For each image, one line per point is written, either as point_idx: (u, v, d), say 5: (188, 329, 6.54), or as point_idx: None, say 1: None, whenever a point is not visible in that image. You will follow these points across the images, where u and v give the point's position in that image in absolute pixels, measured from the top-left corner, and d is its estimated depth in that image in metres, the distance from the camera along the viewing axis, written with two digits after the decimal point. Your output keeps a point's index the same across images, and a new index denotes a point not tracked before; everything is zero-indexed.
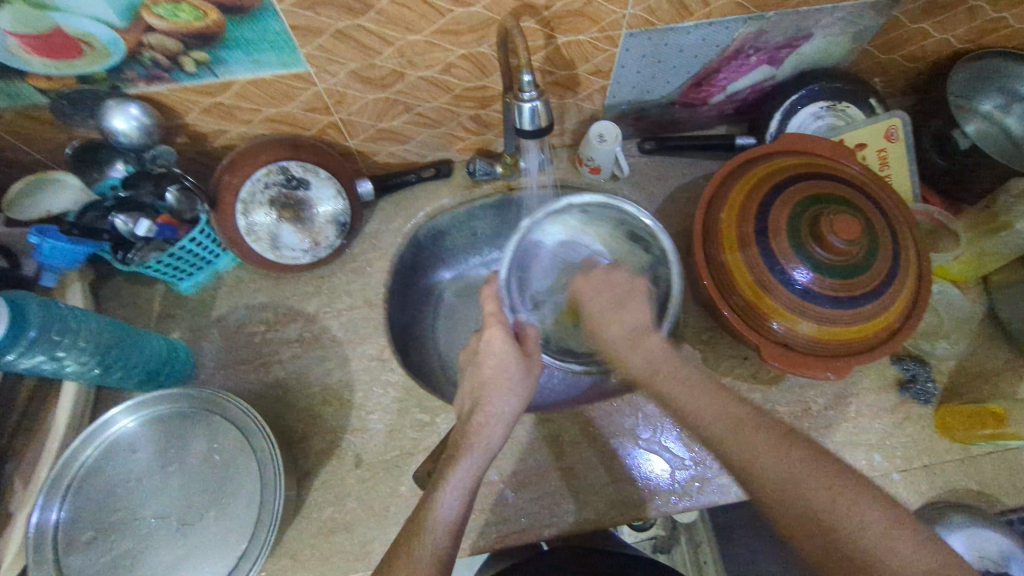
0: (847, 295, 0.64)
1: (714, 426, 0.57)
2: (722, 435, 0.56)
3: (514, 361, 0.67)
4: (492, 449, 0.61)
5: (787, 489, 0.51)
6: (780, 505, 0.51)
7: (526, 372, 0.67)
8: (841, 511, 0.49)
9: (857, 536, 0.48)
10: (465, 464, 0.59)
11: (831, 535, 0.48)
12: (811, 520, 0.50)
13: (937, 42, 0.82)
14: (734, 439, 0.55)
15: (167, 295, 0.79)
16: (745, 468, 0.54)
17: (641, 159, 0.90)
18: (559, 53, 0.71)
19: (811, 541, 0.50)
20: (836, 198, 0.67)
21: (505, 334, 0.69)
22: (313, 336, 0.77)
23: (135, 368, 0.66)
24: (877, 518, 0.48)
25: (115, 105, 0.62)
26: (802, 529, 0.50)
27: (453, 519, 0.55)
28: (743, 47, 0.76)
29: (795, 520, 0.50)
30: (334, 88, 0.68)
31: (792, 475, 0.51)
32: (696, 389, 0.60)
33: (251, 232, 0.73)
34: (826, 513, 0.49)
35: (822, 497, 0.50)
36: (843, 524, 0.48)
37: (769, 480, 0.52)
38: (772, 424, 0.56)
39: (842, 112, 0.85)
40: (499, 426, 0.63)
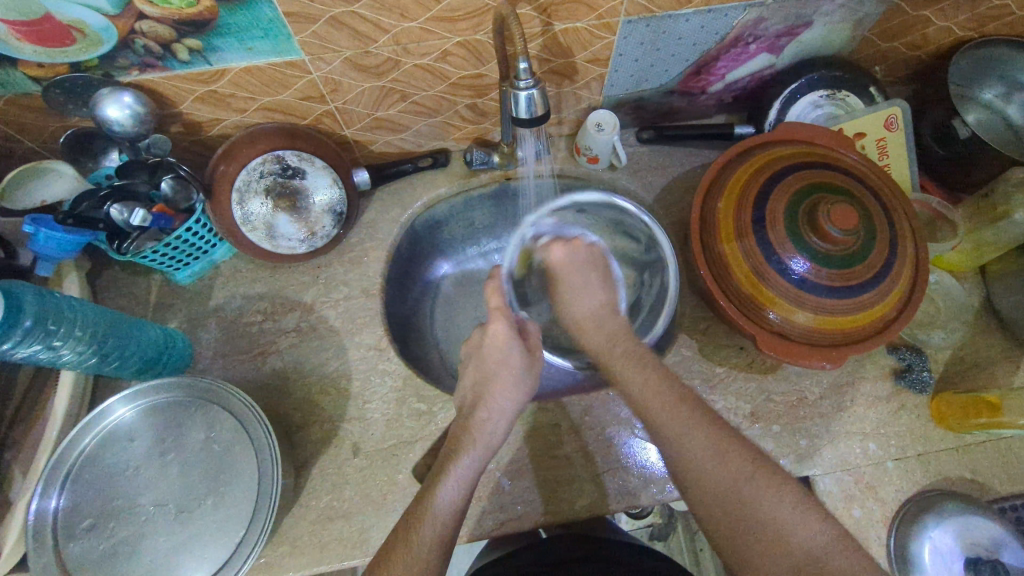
0: (843, 285, 0.64)
1: (657, 409, 0.58)
2: (657, 416, 0.58)
3: (516, 356, 0.68)
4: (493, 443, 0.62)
5: (716, 470, 0.54)
6: (699, 484, 0.54)
7: (529, 370, 0.69)
8: (761, 489, 0.52)
9: (773, 515, 0.51)
10: (468, 459, 0.60)
11: (747, 512, 0.51)
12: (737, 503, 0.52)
13: (938, 30, 0.81)
14: (678, 421, 0.57)
15: (164, 286, 0.79)
16: (679, 448, 0.56)
17: (639, 148, 0.89)
18: (556, 40, 0.70)
19: (725, 519, 0.52)
20: (833, 188, 0.67)
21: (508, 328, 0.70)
22: (311, 326, 0.77)
23: (132, 358, 0.67)
24: (790, 498, 0.51)
25: (109, 94, 0.62)
26: (723, 507, 0.53)
27: (454, 510, 0.56)
28: (742, 35, 0.76)
29: (716, 502, 0.53)
30: (330, 76, 0.68)
31: (720, 457, 0.54)
32: (642, 369, 0.61)
33: (247, 222, 0.73)
34: (745, 493, 0.52)
35: (745, 477, 0.53)
36: (761, 503, 0.51)
37: (698, 468, 0.54)
38: (706, 408, 0.58)
39: (840, 102, 0.84)
40: (502, 421, 0.64)
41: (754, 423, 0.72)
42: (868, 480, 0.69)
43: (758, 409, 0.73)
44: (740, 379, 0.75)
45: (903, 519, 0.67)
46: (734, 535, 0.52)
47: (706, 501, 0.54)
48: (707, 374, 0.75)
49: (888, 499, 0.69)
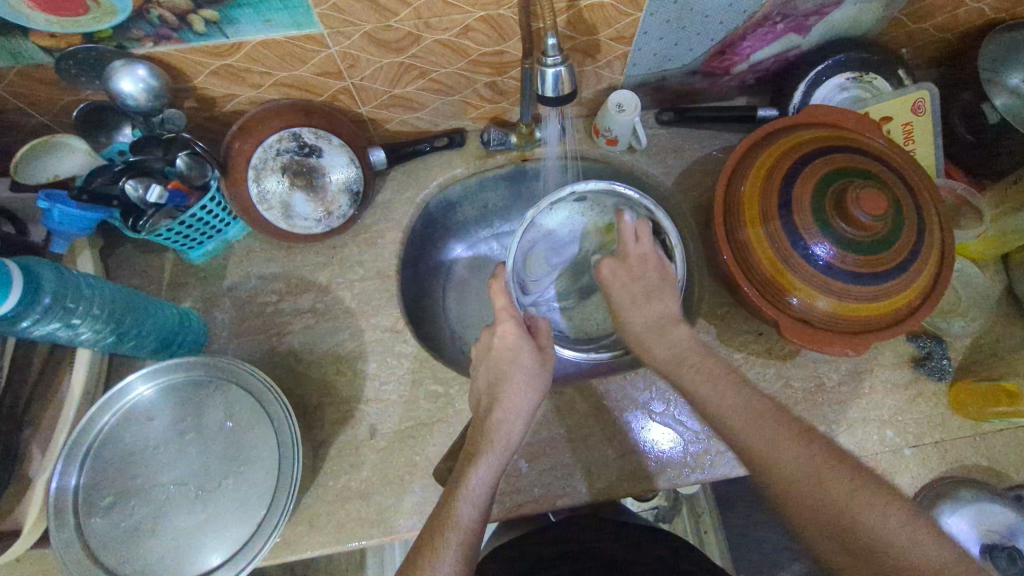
0: (869, 271, 0.64)
1: (743, 428, 0.58)
2: (748, 440, 0.57)
3: (528, 354, 0.69)
4: (514, 443, 0.62)
5: (814, 487, 0.52)
6: (801, 507, 0.52)
7: (543, 367, 0.69)
8: (860, 504, 0.50)
9: (875, 527, 0.49)
10: (482, 472, 0.59)
11: (849, 525, 0.50)
12: (833, 510, 0.51)
13: (969, 11, 0.79)
14: (751, 431, 0.57)
15: (176, 264, 0.78)
16: (768, 468, 0.55)
17: (659, 130, 0.87)
18: (581, 17, 0.68)
19: (836, 542, 0.50)
20: (861, 172, 0.66)
21: (518, 328, 0.70)
22: (326, 307, 0.77)
23: (149, 336, 0.66)
24: (896, 513, 0.49)
25: (121, 67, 0.60)
26: (830, 531, 0.51)
27: (482, 497, 0.58)
28: (771, 14, 0.74)
29: (813, 508, 0.52)
30: (348, 51, 0.66)
31: (813, 471, 0.53)
32: (725, 385, 0.61)
33: (263, 200, 0.72)
34: (845, 512, 0.50)
35: (841, 495, 0.51)
36: (863, 518, 0.49)
37: (785, 471, 0.54)
38: (794, 423, 0.57)
39: (868, 84, 0.82)
40: (520, 422, 0.64)
41: None
42: (884, 466, 0.70)
43: (775, 395, 0.73)
44: (758, 365, 0.74)
45: (919, 505, 0.68)
46: (820, 537, 0.51)
47: (814, 525, 0.52)
48: (725, 360, 0.75)
49: (904, 485, 0.69)
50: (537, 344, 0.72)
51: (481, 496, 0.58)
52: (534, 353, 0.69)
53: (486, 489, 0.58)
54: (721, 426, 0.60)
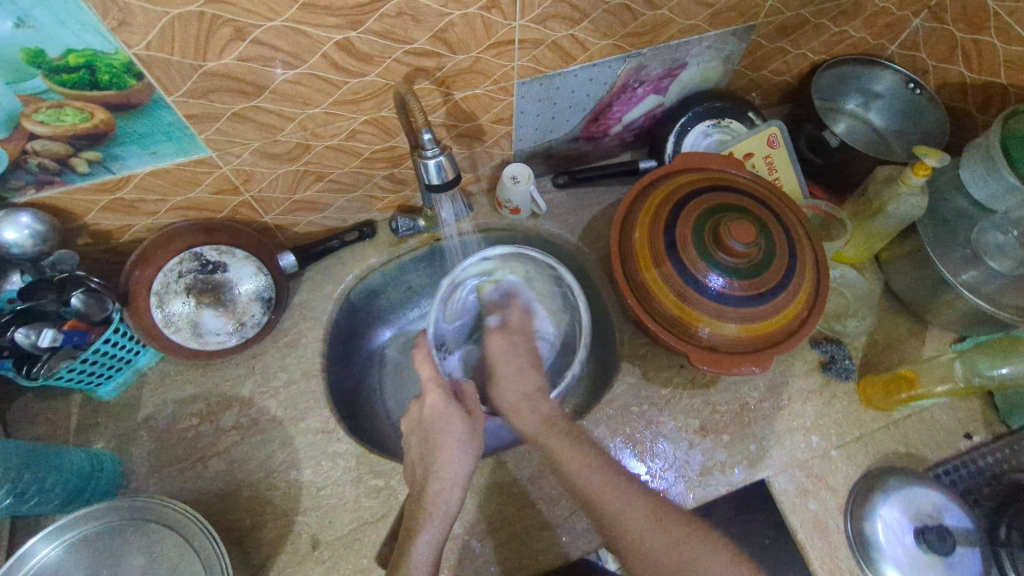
0: (754, 292, 0.70)
1: (602, 491, 0.60)
2: (607, 495, 0.60)
3: (458, 421, 0.65)
4: (451, 512, 0.61)
5: (653, 536, 0.57)
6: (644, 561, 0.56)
7: (473, 433, 0.66)
8: (696, 547, 0.56)
9: (706, 571, 0.54)
10: (426, 534, 0.60)
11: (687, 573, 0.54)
12: (671, 564, 0.55)
13: (794, 57, 0.92)
14: (611, 493, 0.60)
15: (85, 405, 0.74)
16: (612, 519, 0.58)
17: (557, 193, 0.94)
18: (459, 107, 0.74)
19: None
20: (731, 207, 0.73)
21: (444, 394, 0.67)
22: (251, 420, 0.74)
23: (54, 490, 0.61)
24: (719, 554, 0.55)
25: (4, 217, 0.59)
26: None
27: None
28: (629, 81, 0.83)
29: (655, 565, 0.56)
30: (241, 167, 0.69)
31: (659, 523, 0.57)
32: None
33: (170, 323, 0.71)
34: (676, 554, 0.55)
35: (678, 542, 0.56)
36: (696, 562, 0.55)
37: (631, 524, 0.58)
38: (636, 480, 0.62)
39: (727, 128, 0.92)
40: (455, 491, 0.62)
41: (705, 436, 0.75)
42: (816, 472, 0.73)
43: (706, 422, 0.76)
44: (685, 397, 0.77)
45: (855, 501, 0.71)
46: None
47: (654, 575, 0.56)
48: (654, 398, 0.77)
49: (837, 487, 0.72)
50: (465, 407, 0.68)
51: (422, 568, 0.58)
52: (468, 425, 0.66)
53: (427, 561, 0.59)
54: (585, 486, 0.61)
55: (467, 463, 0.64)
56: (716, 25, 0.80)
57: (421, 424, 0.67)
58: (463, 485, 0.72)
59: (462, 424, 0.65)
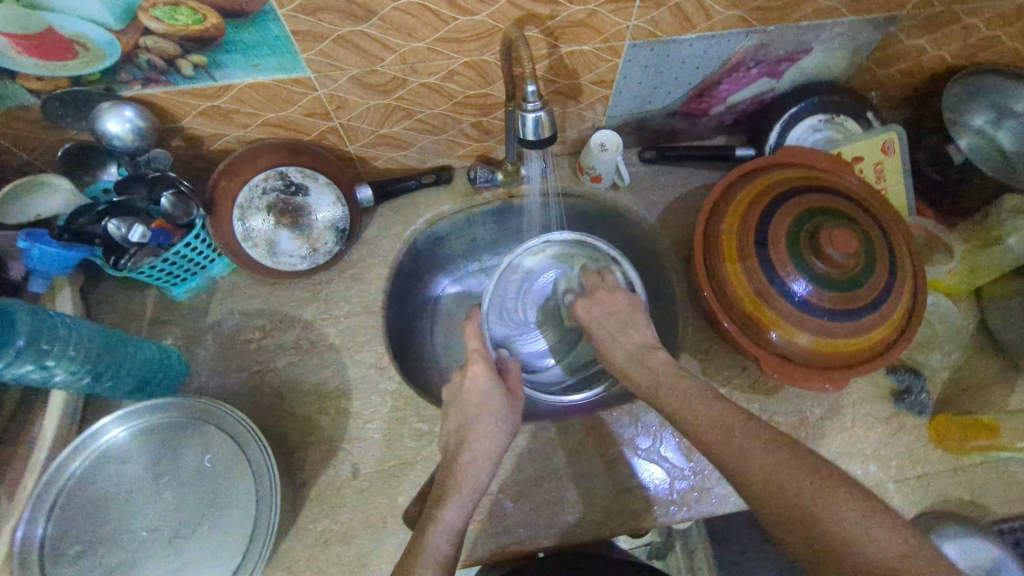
0: (843, 307, 0.65)
1: (723, 439, 0.58)
2: (718, 446, 0.58)
3: (495, 395, 0.67)
4: (482, 485, 0.61)
5: (779, 483, 0.53)
6: (768, 496, 0.53)
7: (511, 409, 0.67)
8: (824, 498, 0.51)
9: (836, 520, 0.50)
10: (456, 503, 0.59)
11: (812, 522, 0.50)
12: (796, 510, 0.52)
13: (931, 58, 0.83)
14: (728, 443, 0.57)
15: (159, 301, 0.77)
16: (738, 464, 0.56)
17: (642, 168, 0.90)
18: (562, 62, 0.71)
19: (794, 533, 0.52)
20: (834, 212, 0.68)
21: (487, 368, 0.69)
22: (310, 344, 0.76)
23: (126, 377, 0.65)
24: (851, 506, 0.50)
25: (109, 109, 0.60)
26: (784, 521, 0.52)
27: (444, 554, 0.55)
28: (744, 60, 0.77)
29: (779, 507, 0.53)
30: (335, 93, 0.68)
31: (776, 472, 0.54)
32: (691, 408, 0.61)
33: (248, 238, 0.73)
34: (804, 498, 0.51)
35: (802, 489, 0.52)
36: (824, 513, 0.50)
37: (752, 470, 0.55)
38: (760, 427, 0.58)
39: (839, 125, 0.85)
40: (488, 464, 0.62)
41: None
42: None
43: None
44: (742, 400, 0.75)
45: None
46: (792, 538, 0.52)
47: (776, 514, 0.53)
48: None
49: None
50: (507, 385, 0.70)
51: (451, 532, 0.57)
52: (506, 400, 0.67)
53: (458, 528, 0.58)
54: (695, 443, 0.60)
55: (500, 436, 0.64)
56: (855, 11, 0.72)
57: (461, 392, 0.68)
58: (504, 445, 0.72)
59: (500, 397, 0.67)
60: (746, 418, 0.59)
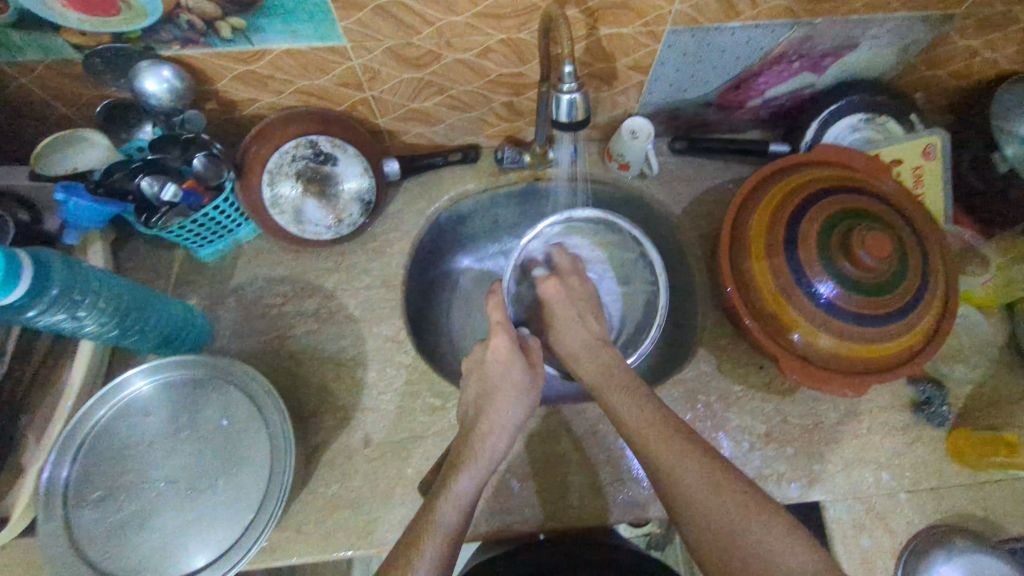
0: (870, 312, 0.64)
1: (661, 450, 0.61)
2: (662, 454, 0.60)
3: (518, 369, 0.69)
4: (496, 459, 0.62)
5: (709, 499, 0.56)
6: (693, 514, 0.57)
7: (533, 383, 0.69)
8: (748, 517, 0.54)
9: (759, 540, 0.53)
10: (467, 475, 0.59)
11: (740, 543, 0.54)
12: (722, 532, 0.55)
13: (984, 61, 0.80)
14: (668, 452, 0.60)
15: (185, 262, 0.78)
16: (669, 476, 0.59)
17: (671, 158, 0.88)
18: (599, 45, 0.69)
19: (717, 555, 0.55)
20: (869, 214, 0.66)
21: (508, 342, 0.70)
22: (329, 313, 0.77)
23: (153, 332, 0.66)
24: (777, 528, 0.54)
25: (148, 66, 0.61)
26: (707, 533, 0.56)
27: (451, 527, 0.55)
28: (787, 52, 0.75)
29: (706, 530, 0.56)
30: (369, 64, 0.67)
31: (713, 487, 0.57)
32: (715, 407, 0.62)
33: (276, 204, 0.73)
34: (729, 517, 0.55)
35: (724, 508, 0.56)
36: (751, 533, 0.54)
37: (687, 485, 0.58)
38: (698, 443, 0.61)
39: (880, 126, 0.83)
40: (504, 433, 0.64)
41: (768, 444, 0.72)
42: (877, 509, 0.69)
43: (773, 430, 0.72)
44: (757, 399, 0.74)
45: (911, 553, 0.67)
46: (712, 556, 0.55)
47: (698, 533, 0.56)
48: (723, 391, 0.75)
49: (896, 530, 0.68)
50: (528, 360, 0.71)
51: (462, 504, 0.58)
52: (528, 376, 0.69)
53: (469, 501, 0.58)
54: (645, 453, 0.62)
55: (505, 417, 0.65)
56: (908, 6, 0.70)
57: (481, 365, 0.70)
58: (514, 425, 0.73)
59: (524, 372, 0.69)
60: (685, 431, 0.62)
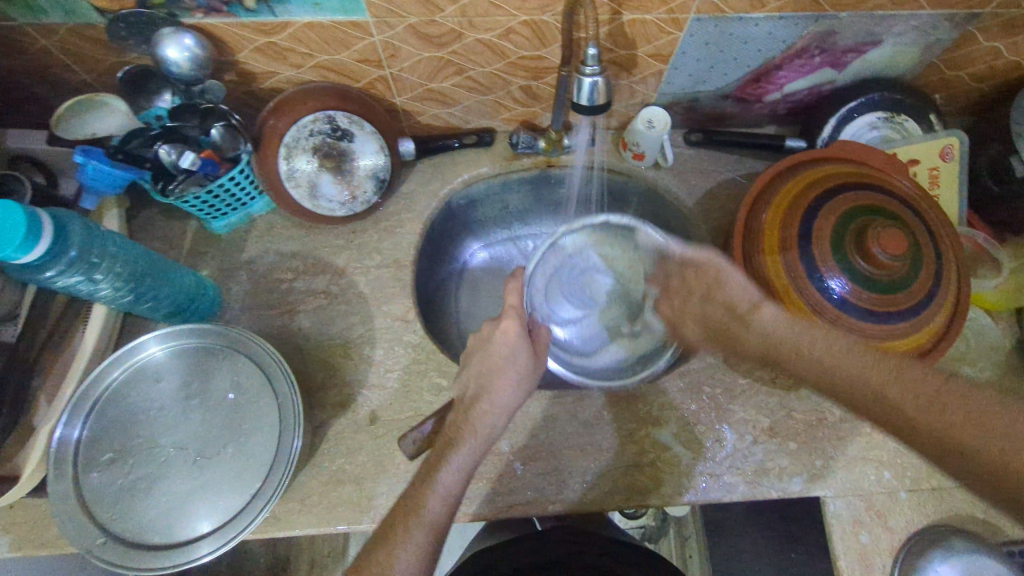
0: (881, 310, 0.64)
1: (856, 376, 0.59)
2: (864, 381, 0.59)
3: (527, 356, 0.66)
4: (493, 436, 0.61)
5: (940, 418, 0.54)
6: (939, 433, 0.54)
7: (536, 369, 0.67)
8: (985, 423, 0.52)
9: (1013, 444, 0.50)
10: (465, 453, 0.59)
11: (988, 449, 0.51)
12: (964, 450, 0.52)
13: (1006, 64, 0.79)
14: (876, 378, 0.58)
15: (198, 232, 0.79)
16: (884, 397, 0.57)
17: (686, 150, 0.88)
18: (622, 30, 0.69)
19: (987, 475, 0.51)
20: (885, 212, 0.66)
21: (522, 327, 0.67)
22: (340, 290, 0.77)
23: (164, 300, 0.67)
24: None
25: (171, 34, 0.61)
26: (959, 451, 0.53)
27: (450, 495, 0.56)
28: (809, 46, 0.74)
29: (947, 443, 0.53)
30: (390, 40, 0.67)
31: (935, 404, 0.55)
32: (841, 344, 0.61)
33: (292, 177, 0.73)
34: (968, 431, 0.52)
35: (965, 424, 0.53)
36: (1003, 437, 0.51)
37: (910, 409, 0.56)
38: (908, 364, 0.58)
39: (898, 125, 0.82)
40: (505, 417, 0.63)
41: (772, 438, 0.72)
42: (877, 506, 0.70)
43: (776, 424, 0.73)
44: (761, 393, 0.74)
45: (910, 550, 0.67)
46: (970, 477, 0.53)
47: (955, 454, 0.53)
48: (728, 384, 0.75)
49: (895, 528, 0.69)
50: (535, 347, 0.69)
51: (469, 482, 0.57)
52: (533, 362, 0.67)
53: None
54: (835, 377, 0.61)
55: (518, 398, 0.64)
56: (935, 3, 0.69)
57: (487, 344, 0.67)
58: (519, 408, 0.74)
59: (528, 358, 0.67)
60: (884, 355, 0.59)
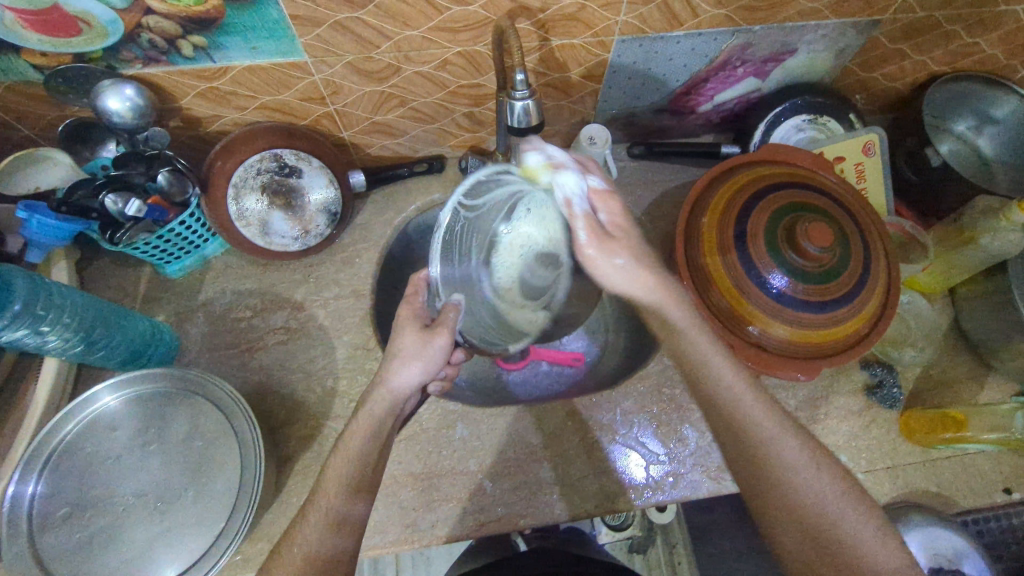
0: (818, 299, 0.67)
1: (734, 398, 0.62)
2: (743, 411, 0.61)
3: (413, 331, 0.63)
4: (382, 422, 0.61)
5: (804, 473, 0.59)
6: (767, 483, 0.59)
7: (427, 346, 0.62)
8: (824, 472, 0.59)
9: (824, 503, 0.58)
10: (360, 437, 0.59)
11: (801, 510, 0.58)
12: (787, 507, 0.58)
13: (914, 63, 0.85)
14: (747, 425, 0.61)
15: (153, 278, 0.79)
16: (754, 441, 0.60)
17: (630, 163, 0.92)
18: (553, 55, 0.73)
19: (775, 513, 0.59)
20: (812, 207, 0.70)
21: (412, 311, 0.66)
22: (299, 325, 0.78)
23: (118, 348, 0.67)
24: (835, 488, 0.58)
25: (110, 86, 0.63)
26: (770, 500, 0.60)
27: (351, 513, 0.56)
28: (730, 59, 0.79)
29: (772, 489, 0.59)
30: (330, 79, 0.70)
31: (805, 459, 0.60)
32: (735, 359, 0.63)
33: (242, 217, 0.74)
34: (806, 484, 0.58)
35: (811, 476, 0.59)
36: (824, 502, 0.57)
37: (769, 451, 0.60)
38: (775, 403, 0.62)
39: (822, 126, 0.87)
40: None
41: None
42: None
43: None
44: None
45: None
46: (773, 517, 0.59)
47: (776, 501, 0.59)
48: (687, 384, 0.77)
49: None
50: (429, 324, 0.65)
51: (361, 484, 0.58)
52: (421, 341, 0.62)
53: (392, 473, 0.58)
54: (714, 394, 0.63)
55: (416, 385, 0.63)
56: (839, 13, 0.75)
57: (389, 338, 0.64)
58: (485, 426, 0.75)
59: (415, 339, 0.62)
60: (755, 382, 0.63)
